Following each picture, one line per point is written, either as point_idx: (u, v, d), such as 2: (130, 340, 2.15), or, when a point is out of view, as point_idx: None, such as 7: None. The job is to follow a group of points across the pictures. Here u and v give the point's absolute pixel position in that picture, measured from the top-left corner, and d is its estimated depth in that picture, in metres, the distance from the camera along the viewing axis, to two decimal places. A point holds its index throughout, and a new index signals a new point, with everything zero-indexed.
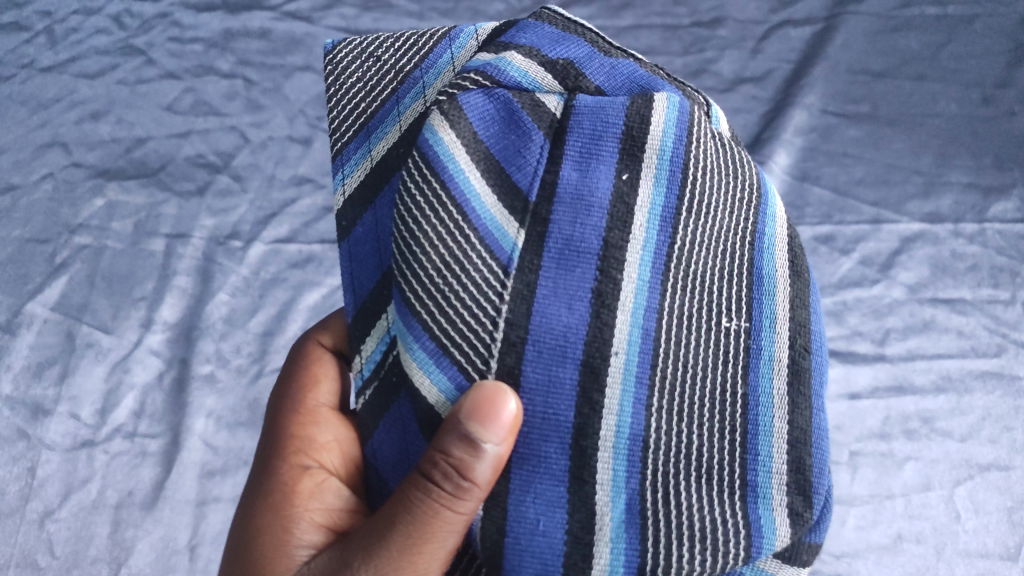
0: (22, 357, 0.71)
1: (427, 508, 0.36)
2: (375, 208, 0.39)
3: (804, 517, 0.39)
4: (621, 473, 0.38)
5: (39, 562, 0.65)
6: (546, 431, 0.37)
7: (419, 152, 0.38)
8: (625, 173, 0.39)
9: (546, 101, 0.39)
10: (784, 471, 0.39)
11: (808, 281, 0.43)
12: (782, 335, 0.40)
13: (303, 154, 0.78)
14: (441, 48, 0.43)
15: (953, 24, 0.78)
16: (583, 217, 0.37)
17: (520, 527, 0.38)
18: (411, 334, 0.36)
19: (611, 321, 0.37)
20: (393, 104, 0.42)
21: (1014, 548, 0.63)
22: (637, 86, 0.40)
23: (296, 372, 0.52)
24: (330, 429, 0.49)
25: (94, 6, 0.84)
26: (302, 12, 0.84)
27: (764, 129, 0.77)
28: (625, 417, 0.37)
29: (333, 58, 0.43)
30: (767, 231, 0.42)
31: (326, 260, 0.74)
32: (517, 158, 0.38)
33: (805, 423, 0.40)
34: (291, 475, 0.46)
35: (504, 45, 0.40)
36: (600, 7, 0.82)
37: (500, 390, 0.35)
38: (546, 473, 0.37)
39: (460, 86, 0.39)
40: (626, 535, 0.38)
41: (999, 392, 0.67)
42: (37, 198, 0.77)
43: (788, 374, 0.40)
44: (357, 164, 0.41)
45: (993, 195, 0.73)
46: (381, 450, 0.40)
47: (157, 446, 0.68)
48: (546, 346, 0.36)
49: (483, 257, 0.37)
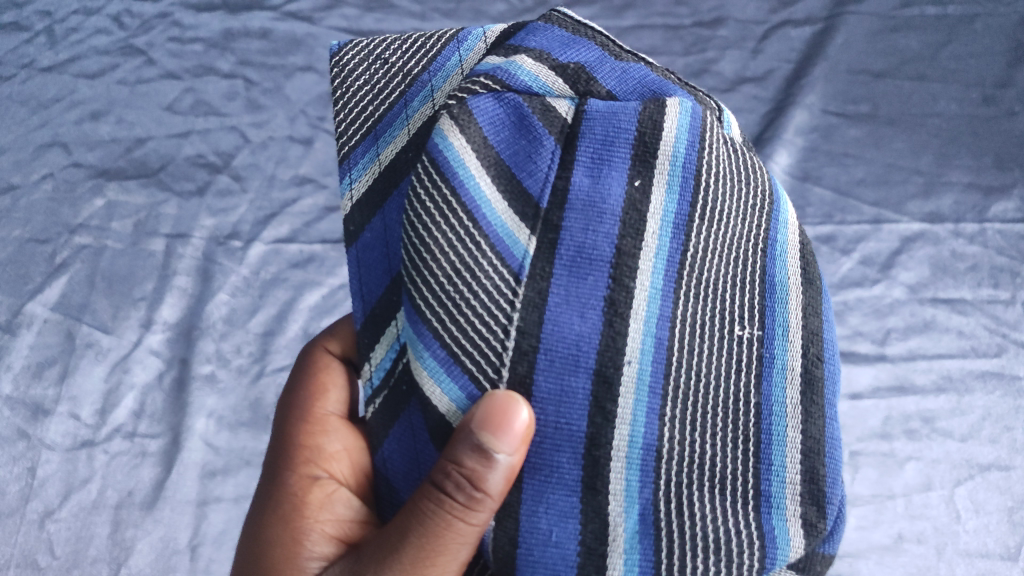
0: (22, 357, 0.71)
1: (440, 520, 0.36)
2: (384, 213, 0.39)
3: (817, 528, 0.39)
4: (634, 483, 0.38)
5: (39, 562, 0.65)
6: (558, 441, 0.37)
7: (428, 157, 0.38)
8: (638, 179, 0.39)
9: (557, 106, 0.39)
10: (797, 481, 0.39)
11: (821, 290, 0.42)
12: (795, 343, 0.40)
13: (304, 154, 0.78)
14: (449, 51, 0.43)
15: (953, 25, 0.78)
16: (595, 224, 0.37)
17: (533, 538, 0.38)
18: (422, 342, 0.36)
19: (624, 329, 0.37)
20: (401, 106, 0.42)
21: (1014, 548, 0.63)
22: (649, 90, 0.40)
23: (304, 380, 0.52)
24: (339, 438, 0.48)
25: (94, 6, 0.84)
26: (302, 12, 0.84)
27: (765, 129, 0.77)
28: (638, 427, 0.37)
29: (339, 59, 0.43)
30: (779, 237, 0.41)
31: (326, 259, 0.74)
32: (529, 164, 0.38)
33: (818, 433, 0.40)
34: (300, 485, 0.46)
35: (513, 48, 0.40)
36: (600, 7, 0.82)
37: (511, 399, 0.35)
38: (558, 483, 0.37)
39: (470, 90, 0.38)
40: (640, 546, 0.38)
41: (1000, 392, 0.68)
42: (37, 198, 0.77)
43: (801, 383, 0.40)
44: (365, 169, 0.41)
45: (994, 194, 0.73)
46: (391, 460, 0.40)
47: (157, 446, 0.68)
48: (557, 355, 0.36)
49: (494, 264, 0.37)
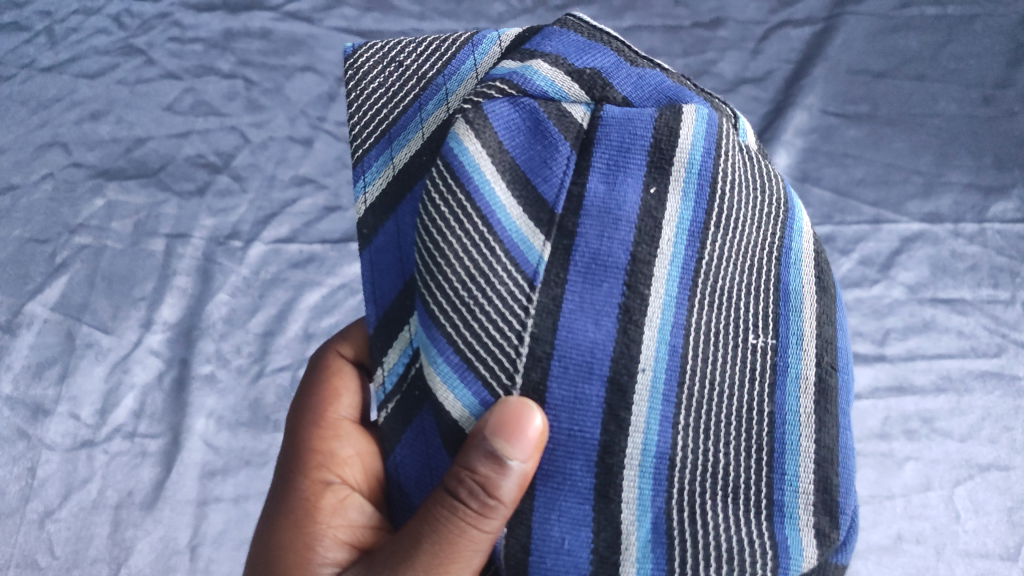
0: (22, 358, 0.71)
1: (454, 527, 0.36)
2: (397, 217, 0.39)
3: (830, 538, 0.38)
4: (647, 492, 0.38)
5: (39, 562, 0.65)
6: (572, 448, 0.37)
7: (443, 161, 0.38)
8: (652, 186, 0.39)
9: (572, 111, 0.39)
10: (811, 490, 0.39)
11: (835, 298, 0.42)
12: (809, 352, 0.40)
13: (304, 154, 0.78)
14: (463, 54, 0.43)
15: (953, 25, 0.78)
16: (609, 231, 0.37)
17: (545, 546, 0.38)
18: (436, 347, 0.37)
19: (638, 337, 0.37)
20: (415, 110, 0.42)
21: (1014, 548, 0.63)
22: (665, 97, 0.40)
23: (316, 385, 0.52)
24: (351, 443, 0.48)
25: (94, 6, 0.84)
26: (303, 12, 0.84)
27: (764, 129, 0.77)
28: (652, 435, 0.37)
29: (354, 62, 0.43)
30: (793, 246, 0.41)
31: (327, 259, 0.74)
32: (543, 169, 0.38)
33: (831, 442, 0.39)
34: (313, 491, 0.47)
35: (529, 53, 0.40)
36: (600, 7, 0.82)
37: (525, 406, 0.35)
38: (571, 491, 0.37)
39: (486, 94, 0.38)
40: (653, 555, 0.38)
41: (999, 392, 0.68)
42: (37, 198, 0.77)
43: (815, 392, 0.40)
44: (378, 172, 0.41)
45: (994, 195, 0.73)
46: (404, 465, 0.40)
47: (157, 446, 0.68)
48: (571, 362, 0.37)
49: (508, 270, 0.37)
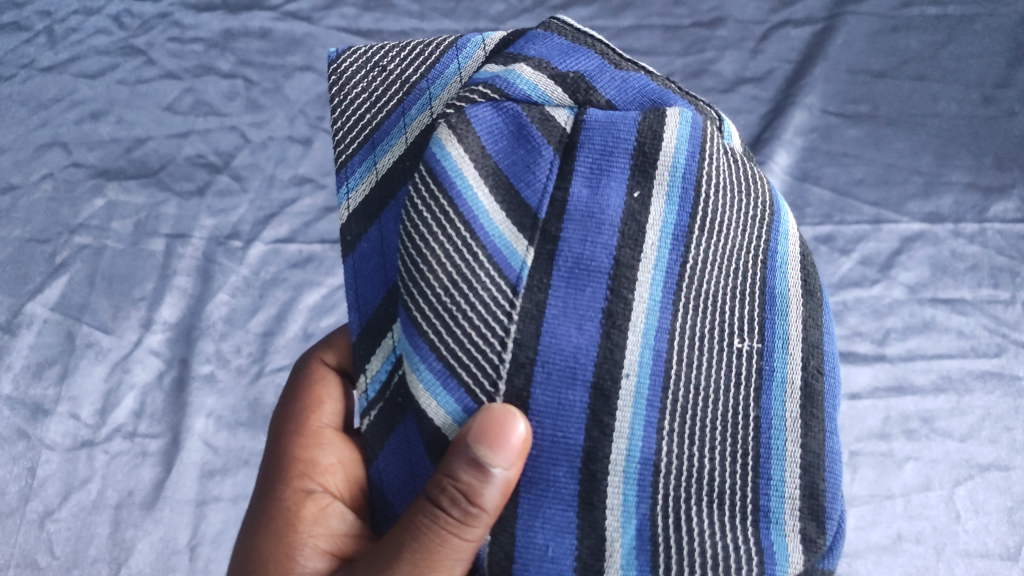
0: (22, 357, 0.71)
1: (435, 536, 0.36)
2: (380, 222, 0.39)
3: (817, 544, 0.39)
4: (631, 498, 0.38)
5: (39, 562, 0.65)
6: (555, 455, 0.37)
7: (425, 166, 0.38)
8: (636, 189, 0.39)
9: (556, 115, 0.39)
10: (796, 496, 0.39)
11: (822, 301, 0.42)
12: (795, 357, 0.40)
13: (303, 154, 0.78)
14: (447, 58, 0.43)
15: (953, 25, 0.78)
16: (593, 234, 0.37)
17: (529, 553, 0.38)
18: (418, 355, 0.37)
19: (621, 341, 0.37)
20: (399, 115, 0.42)
21: (1014, 548, 0.63)
22: (649, 100, 0.40)
23: (300, 392, 0.52)
24: (334, 451, 0.49)
25: (94, 6, 0.84)
26: (302, 12, 0.84)
27: (764, 129, 0.77)
28: (636, 442, 0.37)
29: (337, 66, 0.43)
30: (779, 249, 0.41)
31: (326, 259, 0.74)
32: (527, 174, 0.38)
33: (818, 447, 0.39)
34: (293, 499, 0.47)
35: (512, 57, 0.40)
36: (600, 7, 0.82)
37: (508, 413, 0.35)
38: (555, 498, 0.37)
39: (468, 99, 0.39)
40: (637, 562, 0.38)
41: (1000, 392, 0.68)
42: (37, 197, 0.77)
43: (802, 397, 0.39)
44: (361, 178, 0.41)
45: (994, 195, 0.73)
46: (386, 474, 0.40)
47: (157, 446, 0.68)
48: (554, 367, 0.36)
49: (491, 276, 0.37)
